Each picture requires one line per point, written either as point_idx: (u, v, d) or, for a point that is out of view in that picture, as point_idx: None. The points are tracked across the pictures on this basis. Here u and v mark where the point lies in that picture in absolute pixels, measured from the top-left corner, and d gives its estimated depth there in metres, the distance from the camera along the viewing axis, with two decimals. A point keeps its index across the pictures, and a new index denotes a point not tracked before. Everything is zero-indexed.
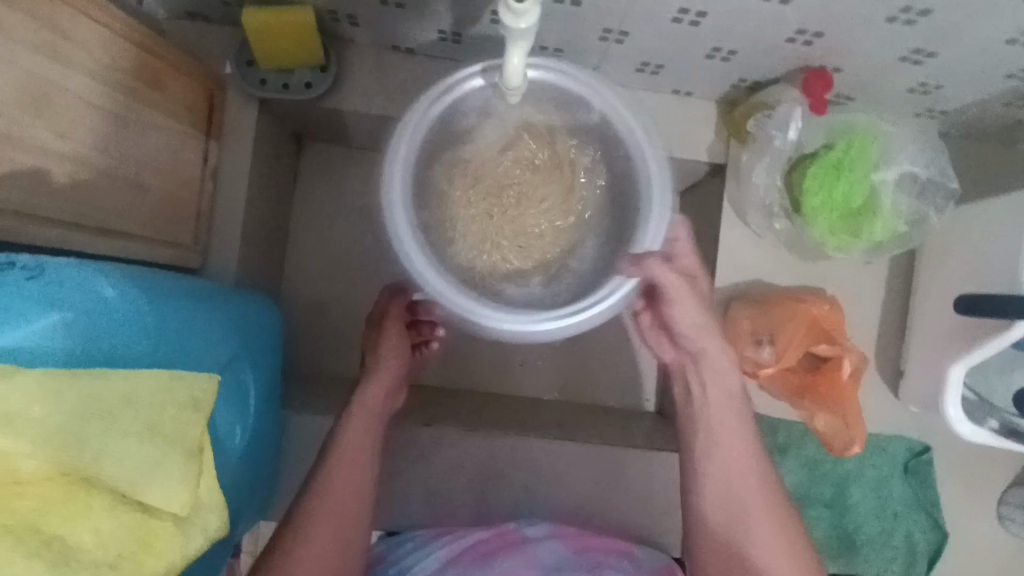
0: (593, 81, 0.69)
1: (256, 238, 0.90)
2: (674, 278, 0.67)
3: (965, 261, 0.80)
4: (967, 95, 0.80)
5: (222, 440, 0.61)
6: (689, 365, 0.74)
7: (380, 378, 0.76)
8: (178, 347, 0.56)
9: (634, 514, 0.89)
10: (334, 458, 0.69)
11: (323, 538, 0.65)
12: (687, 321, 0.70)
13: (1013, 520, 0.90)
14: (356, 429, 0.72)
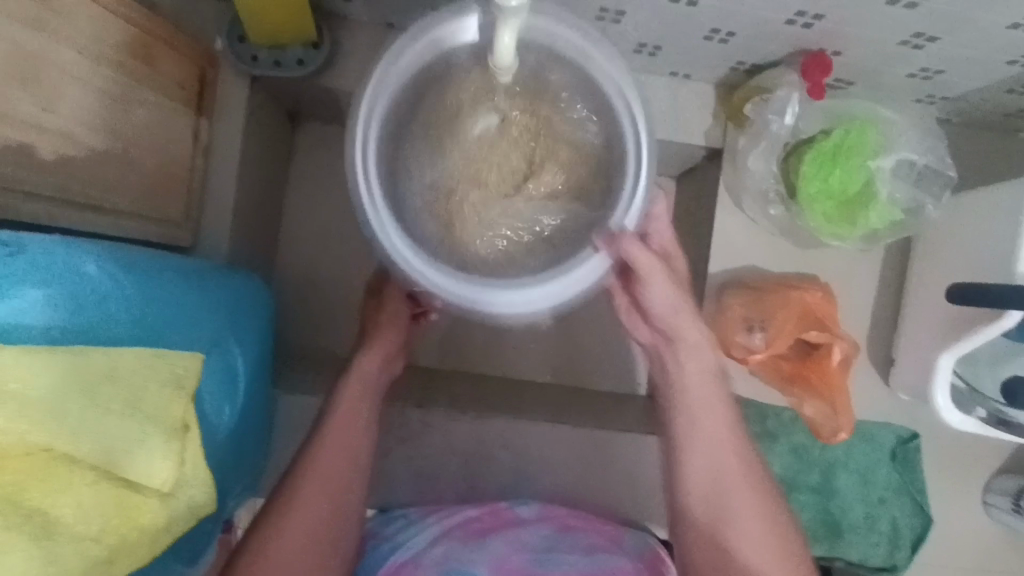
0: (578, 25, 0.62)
1: (247, 217, 0.90)
2: (643, 253, 0.63)
3: (959, 250, 0.79)
4: (968, 82, 0.79)
5: (208, 416, 0.61)
6: (664, 346, 0.73)
7: (376, 347, 0.76)
8: (164, 327, 0.56)
9: (622, 497, 0.90)
10: (330, 426, 0.69)
11: (313, 512, 0.64)
12: (659, 302, 0.68)
13: (997, 507, 0.91)
14: (353, 398, 0.72)
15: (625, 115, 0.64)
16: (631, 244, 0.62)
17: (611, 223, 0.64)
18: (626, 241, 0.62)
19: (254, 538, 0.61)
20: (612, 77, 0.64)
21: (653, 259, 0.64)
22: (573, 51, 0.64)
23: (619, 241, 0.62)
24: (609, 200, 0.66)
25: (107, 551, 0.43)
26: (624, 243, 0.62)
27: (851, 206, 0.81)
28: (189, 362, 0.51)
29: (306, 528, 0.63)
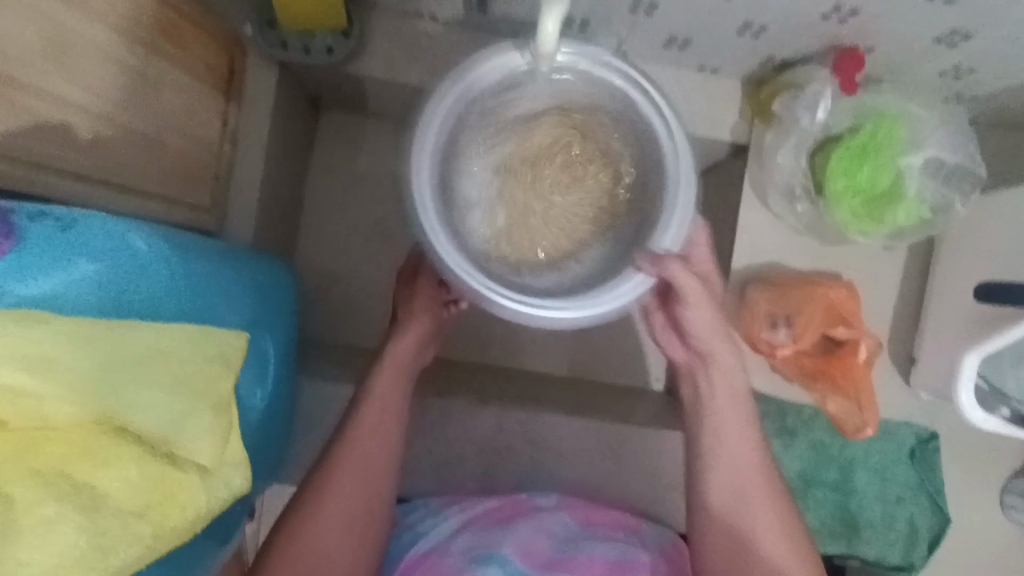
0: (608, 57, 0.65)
1: (272, 205, 0.90)
2: (691, 282, 0.64)
3: (987, 250, 0.79)
4: (999, 81, 0.79)
5: (243, 397, 0.63)
6: (699, 366, 0.72)
7: (409, 335, 0.77)
8: (205, 306, 0.57)
9: (640, 490, 0.90)
10: (362, 415, 0.70)
11: (343, 509, 0.65)
12: (698, 324, 0.68)
13: (1015, 508, 0.91)
14: (384, 388, 0.72)
15: (665, 138, 0.66)
16: (681, 271, 0.64)
17: (650, 245, 0.66)
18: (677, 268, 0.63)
19: (292, 521, 0.64)
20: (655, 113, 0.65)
21: (699, 290, 0.65)
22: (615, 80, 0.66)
23: (669, 267, 0.63)
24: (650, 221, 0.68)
25: (149, 527, 0.43)
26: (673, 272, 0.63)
27: (880, 203, 0.80)
28: (229, 342, 0.51)
29: (338, 526, 0.65)
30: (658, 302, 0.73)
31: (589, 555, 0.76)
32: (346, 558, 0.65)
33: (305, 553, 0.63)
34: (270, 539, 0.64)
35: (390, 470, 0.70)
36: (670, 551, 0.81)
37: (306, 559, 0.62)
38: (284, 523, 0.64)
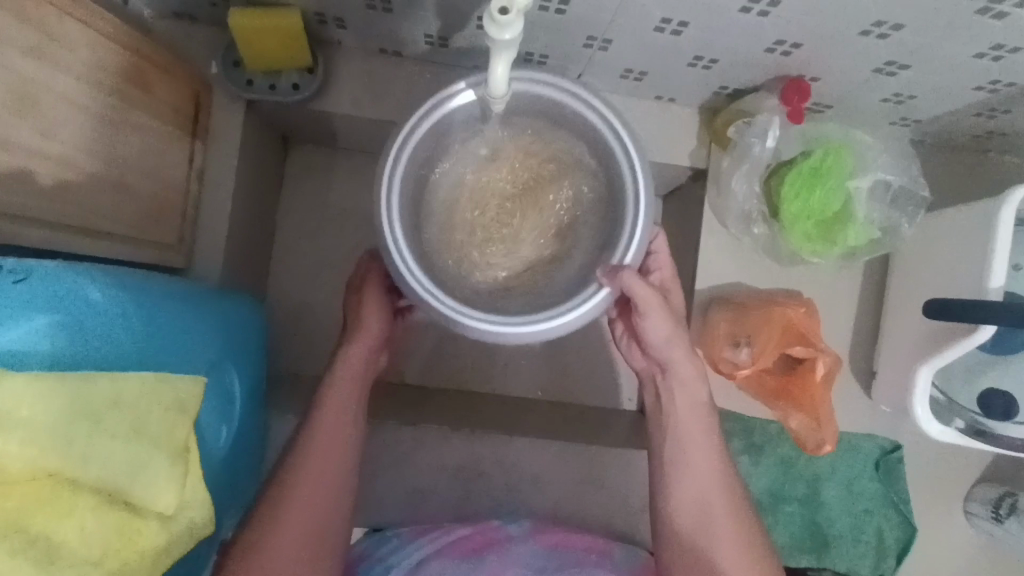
0: (532, 78, 0.65)
1: (242, 240, 0.91)
2: (640, 286, 0.65)
3: (933, 270, 0.82)
4: (938, 106, 0.83)
5: (207, 439, 0.62)
6: (657, 373, 0.74)
7: (356, 349, 0.72)
8: (167, 348, 0.58)
9: (614, 511, 0.91)
10: (299, 456, 0.66)
11: (294, 540, 0.63)
12: (656, 334, 0.70)
13: (977, 515, 0.93)
14: (321, 423, 0.68)
15: (621, 153, 0.65)
16: (631, 277, 0.64)
17: (609, 262, 0.65)
18: (624, 274, 0.63)
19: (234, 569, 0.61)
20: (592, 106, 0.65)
21: (650, 292, 0.66)
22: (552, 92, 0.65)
23: (619, 275, 0.63)
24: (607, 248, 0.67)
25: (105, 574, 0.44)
26: (623, 275, 0.63)
27: (830, 226, 0.84)
28: (187, 388, 0.52)
29: (289, 555, 0.62)
30: (619, 310, 0.75)
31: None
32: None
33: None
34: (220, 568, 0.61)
35: (346, 500, 0.68)
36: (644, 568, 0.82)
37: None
38: (234, 551, 0.62)
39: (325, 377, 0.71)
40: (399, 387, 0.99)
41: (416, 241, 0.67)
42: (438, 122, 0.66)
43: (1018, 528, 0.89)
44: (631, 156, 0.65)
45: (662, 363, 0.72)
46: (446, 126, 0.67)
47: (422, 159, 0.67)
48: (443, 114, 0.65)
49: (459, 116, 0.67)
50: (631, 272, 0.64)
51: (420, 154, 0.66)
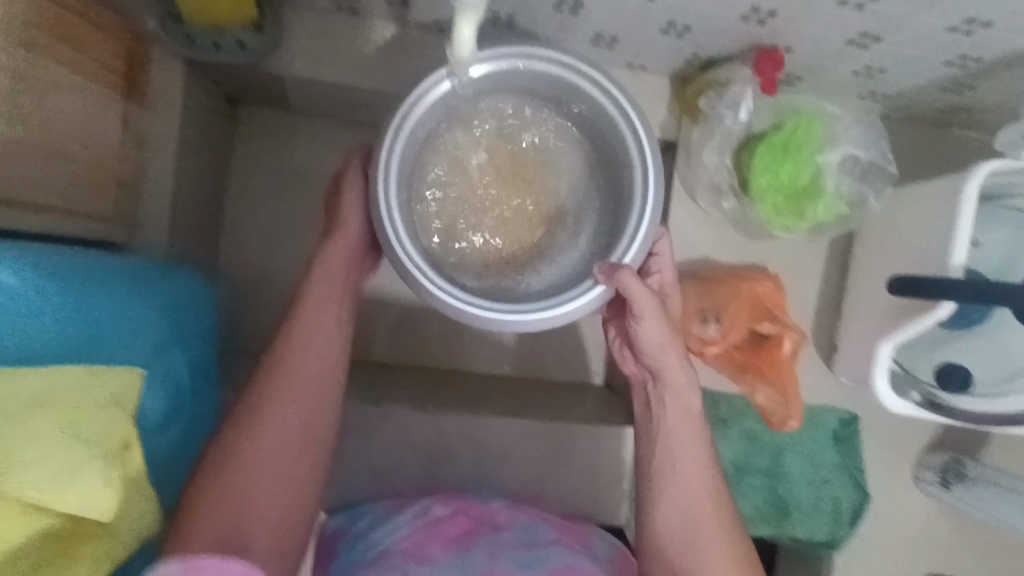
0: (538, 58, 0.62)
1: (187, 214, 0.85)
2: (638, 286, 0.61)
3: (897, 243, 0.83)
4: (907, 80, 0.82)
5: (152, 431, 0.59)
6: (649, 380, 0.71)
7: (328, 267, 0.68)
8: (101, 336, 0.54)
9: (582, 487, 0.91)
10: (284, 379, 0.64)
11: (268, 462, 0.61)
12: (648, 338, 0.67)
13: (926, 481, 0.97)
14: (305, 349, 0.66)
15: (632, 141, 0.62)
16: (631, 277, 0.61)
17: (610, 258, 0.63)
18: (624, 273, 0.60)
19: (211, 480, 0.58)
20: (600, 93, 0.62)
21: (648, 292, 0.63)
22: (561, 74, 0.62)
23: (618, 274, 0.60)
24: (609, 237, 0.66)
25: None
26: (621, 275, 0.60)
27: (801, 198, 0.83)
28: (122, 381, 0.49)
29: (261, 473, 0.61)
30: (613, 312, 0.73)
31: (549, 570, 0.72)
32: (274, 503, 0.61)
33: (228, 496, 0.58)
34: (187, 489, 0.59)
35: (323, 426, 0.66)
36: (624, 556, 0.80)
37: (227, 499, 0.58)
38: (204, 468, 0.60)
39: (297, 301, 0.67)
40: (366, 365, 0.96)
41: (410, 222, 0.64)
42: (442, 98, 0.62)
43: (965, 493, 0.92)
44: (640, 144, 0.62)
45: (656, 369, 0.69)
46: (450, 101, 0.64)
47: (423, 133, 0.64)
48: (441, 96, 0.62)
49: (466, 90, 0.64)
50: (631, 271, 0.61)
51: (421, 130, 0.63)
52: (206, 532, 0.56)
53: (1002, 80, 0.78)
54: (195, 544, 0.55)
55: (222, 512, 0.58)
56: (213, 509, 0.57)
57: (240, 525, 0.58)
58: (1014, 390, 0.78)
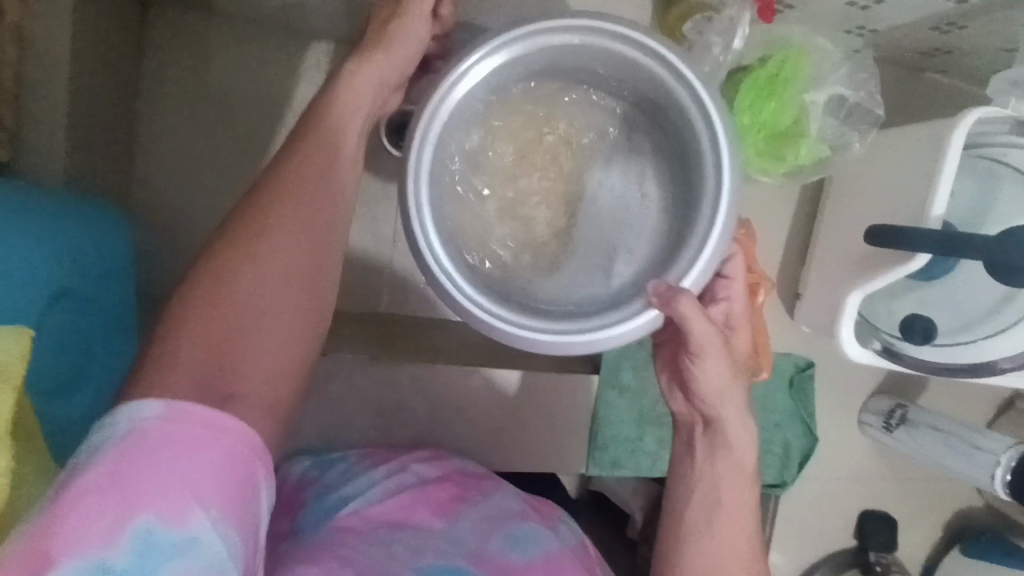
0: (587, 25, 0.58)
1: (88, 128, 0.70)
2: (697, 316, 0.56)
3: (872, 193, 0.81)
4: (899, 16, 0.77)
5: (51, 401, 0.52)
6: (698, 426, 0.62)
7: (343, 89, 0.54)
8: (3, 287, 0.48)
9: (545, 440, 0.88)
10: (275, 218, 0.45)
11: (262, 331, 0.42)
12: (709, 379, 0.59)
13: (869, 425, 1.01)
14: (309, 181, 0.47)
15: (701, 124, 0.58)
16: (689, 304, 0.56)
17: (667, 278, 0.60)
18: (683, 301, 0.56)
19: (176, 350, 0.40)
20: (659, 62, 0.58)
21: (707, 326, 0.57)
22: (616, 46, 0.59)
23: (676, 303, 0.56)
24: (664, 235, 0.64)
25: None
26: (679, 304, 0.56)
27: (781, 140, 0.78)
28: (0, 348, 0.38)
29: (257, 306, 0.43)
30: (666, 345, 0.65)
31: (545, 552, 0.64)
32: (275, 345, 0.43)
33: (217, 333, 0.41)
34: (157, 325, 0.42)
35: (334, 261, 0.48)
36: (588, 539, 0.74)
37: (207, 328, 0.40)
38: (176, 297, 0.42)
39: (306, 118, 0.52)
40: None
41: (448, 227, 0.62)
42: (497, 69, 0.60)
43: (905, 436, 0.96)
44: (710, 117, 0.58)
45: (705, 412, 0.61)
46: (509, 71, 0.61)
47: (476, 104, 0.62)
48: (479, 78, 0.59)
49: (524, 62, 0.61)
50: (692, 299, 0.56)
51: (471, 100, 0.61)
52: (186, 367, 0.39)
53: (994, 21, 0.73)
54: (173, 390, 0.37)
55: (203, 343, 0.40)
56: (192, 340, 0.40)
57: (230, 365, 0.40)
58: (974, 339, 0.76)
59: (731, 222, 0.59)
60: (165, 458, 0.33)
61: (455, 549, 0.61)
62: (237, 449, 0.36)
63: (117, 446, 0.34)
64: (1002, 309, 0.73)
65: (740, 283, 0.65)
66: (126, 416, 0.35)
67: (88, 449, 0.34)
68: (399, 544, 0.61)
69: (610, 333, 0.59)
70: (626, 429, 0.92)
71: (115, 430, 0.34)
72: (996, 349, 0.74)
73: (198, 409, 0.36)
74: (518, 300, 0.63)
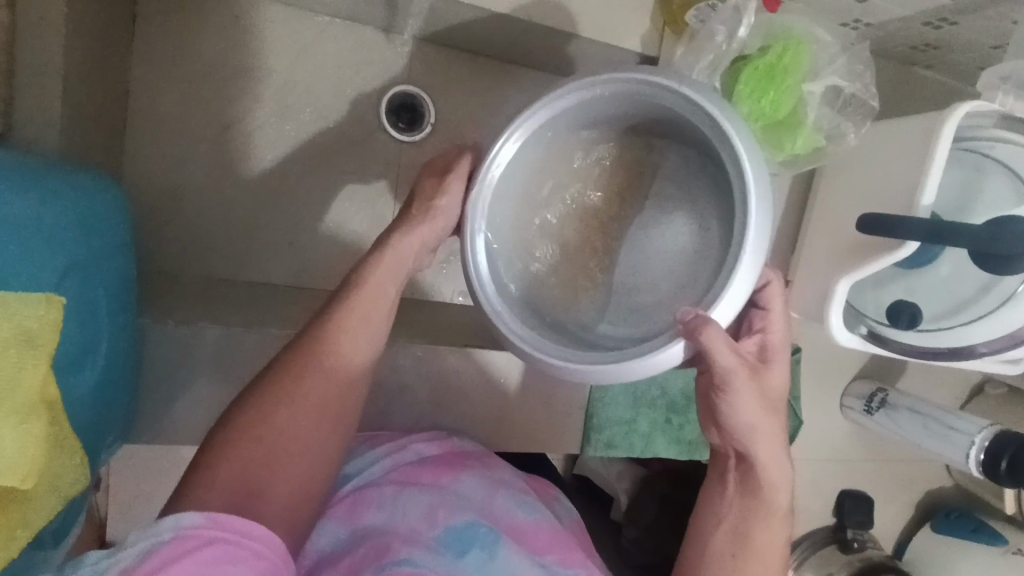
0: (593, 79, 0.59)
1: (81, 95, 0.66)
2: (722, 346, 0.55)
3: (865, 184, 0.83)
4: (896, 9, 0.79)
5: (60, 379, 0.52)
6: (733, 455, 0.64)
7: (388, 253, 0.64)
8: (28, 259, 0.48)
9: (540, 420, 0.90)
10: (316, 342, 0.60)
11: (289, 436, 0.56)
12: (741, 413, 0.59)
13: (850, 408, 1.04)
14: (357, 311, 0.62)
15: (726, 146, 0.56)
16: (716, 334, 0.54)
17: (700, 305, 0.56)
18: (709, 331, 0.54)
19: (229, 453, 0.54)
20: (674, 94, 0.57)
21: (731, 358, 0.57)
22: (627, 85, 0.58)
23: (700, 333, 0.54)
24: (703, 266, 0.61)
25: None
26: (705, 335, 0.54)
27: (780, 129, 0.80)
28: (37, 321, 0.41)
29: (284, 448, 0.56)
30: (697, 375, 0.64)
31: (549, 521, 0.67)
32: (295, 462, 0.56)
33: (254, 441, 0.55)
34: (213, 431, 0.57)
35: (353, 413, 0.61)
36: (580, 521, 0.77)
37: (247, 445, 0.55)
38: (231, 412, 0.58)
39: (352, 280, 0.63)
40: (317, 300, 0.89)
41: (500, 271, 0.63)
42: (529, 136, 0.62)
43: (885, 419, 1.00)
44: (732, 136, 0.55)
45: (741, 446, 0.62)
46: (543, 130, 0.63)
47: (520, 169, 0.65)
48: (509, 152, 0.61)
49: (556, 122, 0.63)
50: (718, 327, 0.54)
51: (515, 167, 0.64)
52: (222, 487, 0.52)
53: (987, 17, 0.75)
54: (214, 486, 0.52)
55: (238, 473, 0.54)
56: (232, 457, 0.54)
57: (256, 489, 0.53)
58: (951, 326, 0.80)
59: (763, 241, 0.54)
60: (206, 557, 0.42)
61: (464, 503, 0.65)
62: (265, 554, 0.45)
63: (166, 545, 0.42)
64: (979, 299, 0.78)
65: (777, 312, 0.63)
66: (170, 524, 0.44)
67: (131, 551, 0.42)
68: (410, 507, 0.63)
69: (639, 363, 0.56)
70: (621, 413, 0.94)
71: (160, 534, 0.43)
72: (971, 336, 0.79)
73: (230, 520, 0.45)
74: (567, 338, 0.63)
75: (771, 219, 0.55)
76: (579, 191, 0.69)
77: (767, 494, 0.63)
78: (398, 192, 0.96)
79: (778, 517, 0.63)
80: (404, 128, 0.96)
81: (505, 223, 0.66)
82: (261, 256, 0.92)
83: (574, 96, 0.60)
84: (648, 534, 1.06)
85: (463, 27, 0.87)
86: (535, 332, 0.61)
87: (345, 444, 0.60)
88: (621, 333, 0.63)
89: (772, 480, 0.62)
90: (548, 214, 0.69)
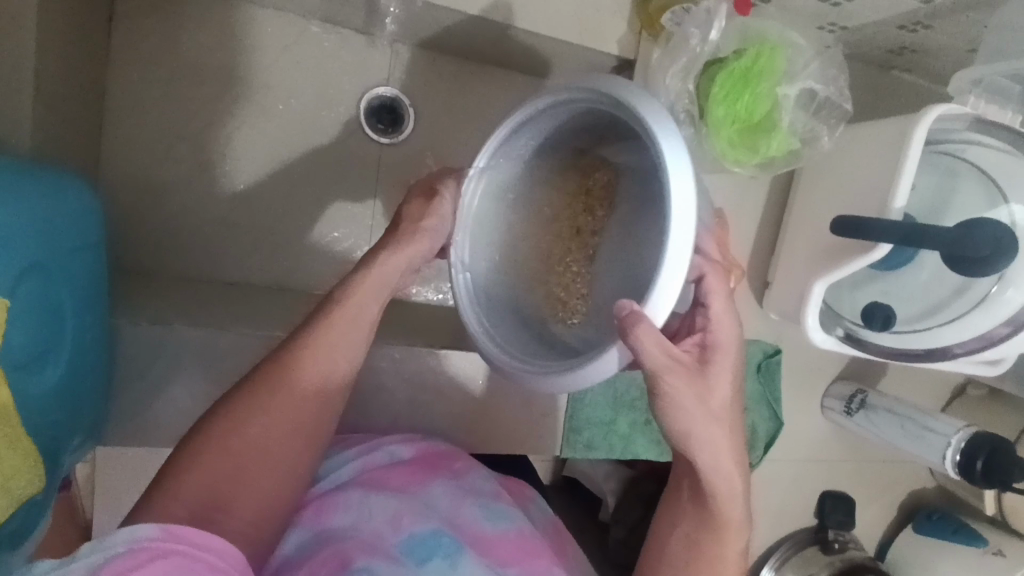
0: (539, 98, 0.59)
1: (55, 98, 0.67)
2: (655, 347, 0.53)
3: (838, 188, 0.84)
4: (869, 14, 0.80)
5: (22, 379, 0.52)
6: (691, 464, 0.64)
7: (371, 273, 0.63)
8: None
9: (519, 422, 0.91)
10: (293, 358, 0.60)
11: (259, 450, 0.57)
12: (696, 421, 0.59)
13: (831, 409, 1.05)
14: (335, 330, 0.61)
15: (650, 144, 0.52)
16: (647, 335, 0.52)
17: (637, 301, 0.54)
18: (642, 332, 0.52)
19: (192, 463, 0.55)
20: (608, 99, 0.55)
21: (665, 362, 0.55)
22: (568, 96, 0.57)
23: (632, 333, 0.52)
24: (646, 269, 0.58)
25: None
26: (635, 335, 0.52)
27: (754, 133, 0.81)
28: None
29: (256, 462, 0.57)
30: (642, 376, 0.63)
31: (516, 527, 0.68)
32: (262, 476, 0.57)
33: (224, 454, 0.56)
34: (187, 437, 0.57)
35: (325, 429, 0.61)
36: (555, 523, 0.77)
37: (215, 457, 0.55)
38: (208, 419, 0.58)
39: (336, 296, 0.63)
40: (296, 303, 0.89)
41: (477, 288, 0.65)
42: (498, 163, 0.64)
43: (864, 419, 1.00)
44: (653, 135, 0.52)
45: (692, 456, 0.61)
46: (512, 156, 0.64)
47: (504, 192, 0.67)
48: (483, 179, 0.64)
49: (522, 145, 0.64)
50: (651, 328, 0.52)
51: (493, 191, 0.66)
52: (187, 497, 0.53)
53: (959, 22, 0.76)
54: (180, 496, 0.52)
55: (207, 483, 0.54)
56: (202, 466, 0.55)
57: (222, 502, 0.54)
58: (925, 328, 0.81)
59: (682, 234, 0.51)
60: (161, 569, 0.43)
61: (430, 512, 0.65)
62: (219, 564, 0.46)
63: (120, 558, 0.43)
64: (951, 302, 0.79)
65: (717, 309, 0.63)
66: (125, 536, 0.44)
67: (86, 561, 0.42)
68: (375, 509, 0.64)
69: (589, 371, 0.56)
70: (600, 414, 0.95)
71: (114, 546, 0.43)
72: (944, 338, 0.80)
73: (184, 532, 0.46)
74: (544, 344, 0.64)
75: (690, 207, 0.51)
76: (563, 198, 0.69)
77: (720, 506, 0.64)
78: (379, 193, 0.97)
79: (731, 521, 0.64)
80: (383, 130, 0.97)
81: (493, 241, 0.68)
82: (240, 257, 0.92)
83: (526, 116, 0.60)
84: (633, 535, 1.05)
85: (441, 29, 0.87)
86: (513, 345, 0.63)
87: (314, 458, 0.60)
88: (587, 338, 0.62)
89: (729, 488, 0.63)
90: (534, 225, 0.69)
